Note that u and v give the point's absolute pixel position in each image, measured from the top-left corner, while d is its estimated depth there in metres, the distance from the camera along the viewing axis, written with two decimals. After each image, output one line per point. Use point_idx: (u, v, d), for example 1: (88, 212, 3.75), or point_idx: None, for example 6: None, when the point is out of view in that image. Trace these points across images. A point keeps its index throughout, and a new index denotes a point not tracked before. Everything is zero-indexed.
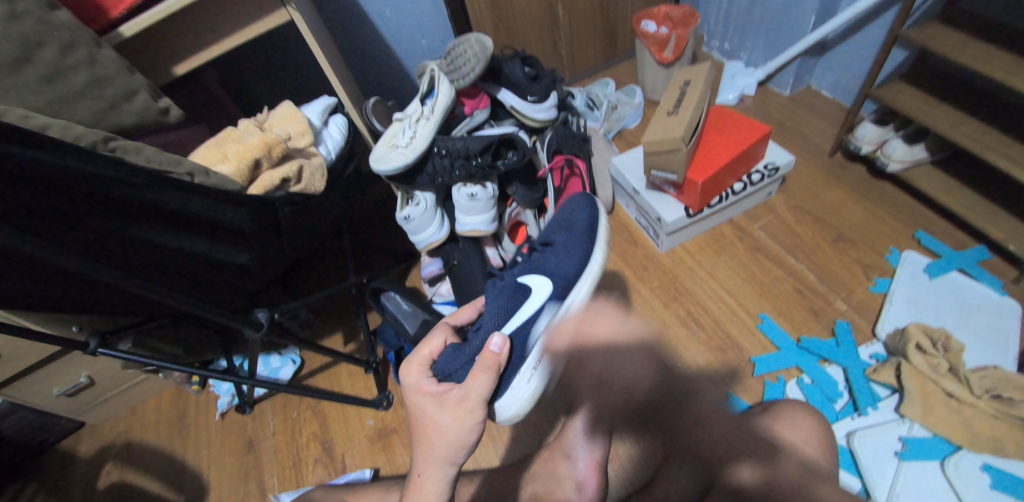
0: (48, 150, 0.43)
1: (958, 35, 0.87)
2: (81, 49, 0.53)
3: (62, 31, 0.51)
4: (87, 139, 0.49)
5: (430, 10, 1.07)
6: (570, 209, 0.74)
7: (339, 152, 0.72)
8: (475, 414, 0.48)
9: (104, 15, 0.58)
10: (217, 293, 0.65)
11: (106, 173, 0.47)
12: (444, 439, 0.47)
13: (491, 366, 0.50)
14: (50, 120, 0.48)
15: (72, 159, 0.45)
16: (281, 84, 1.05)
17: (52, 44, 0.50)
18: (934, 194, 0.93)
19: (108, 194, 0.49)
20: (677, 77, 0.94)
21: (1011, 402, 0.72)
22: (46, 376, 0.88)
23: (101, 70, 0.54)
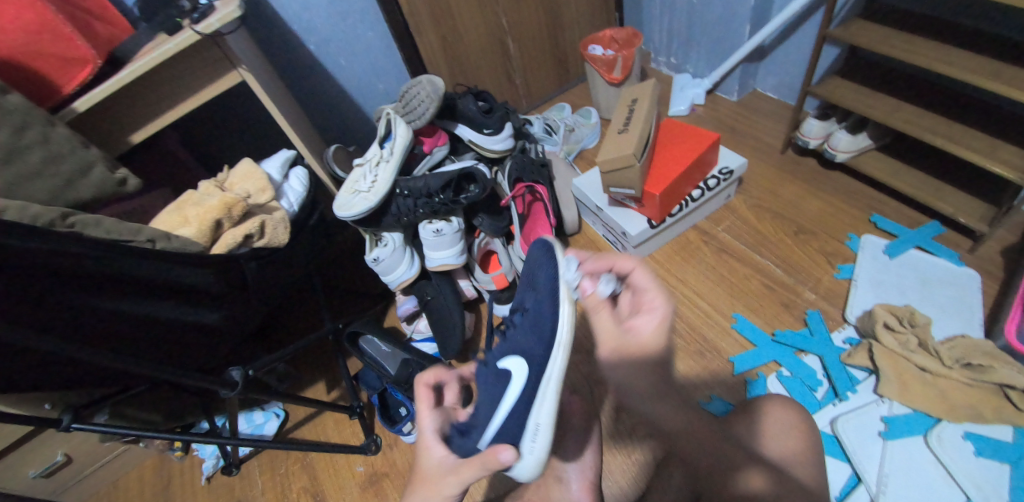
0: (2, 233, 0.44)
1: (880, 30, 0.93)
2: (34, 128, 0.53)
3: (15, 112, 0.51)
4: (44, 218, 0.49)
5: (384, 54, 1.10)
6: (533, 266, 0.61)
7: (301, 204, 0.73)
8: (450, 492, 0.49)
9: (57, 92, 0.59)
10: (188, 356, 0.64)
11: (51, 246, 0.47)
12: (422, 496, 0.50)
13: (485, 470, 0.48)
14: (8, 202, 0.48)
15: (28, 238, 0.45)
16: (244, 139, 1.06)
17: (4, 127, 0.51)
18: (883, 179, 0.97)
19: (58, 266, 0.48)
20: (625, 96, 0.98)
21: (982, 369, 0.74)
22: (20, 460, 0.84)
23: (55, 148, 0.54)
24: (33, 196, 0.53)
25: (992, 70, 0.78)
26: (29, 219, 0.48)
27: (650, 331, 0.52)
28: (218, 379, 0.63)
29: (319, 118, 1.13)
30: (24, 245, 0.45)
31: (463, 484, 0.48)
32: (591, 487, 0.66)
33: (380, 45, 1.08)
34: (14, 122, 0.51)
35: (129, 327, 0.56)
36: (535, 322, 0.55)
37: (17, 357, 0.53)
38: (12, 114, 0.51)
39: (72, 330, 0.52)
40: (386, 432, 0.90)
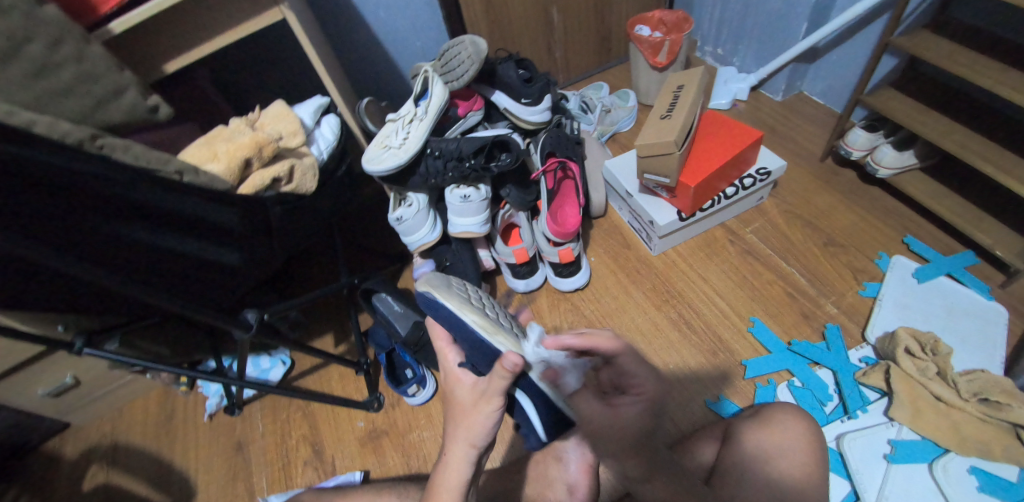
0: (35, 147, 0.43)
1: (946, 43, 0.88)
2: (69, 44, 0.51)
3: (50, 25, 0.50)
4: (73, 136, 0.48)
5: (425, 11, 1.07)
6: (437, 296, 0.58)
7: (331, 152, 0.71)
8: (491, 404, 0.47)
9: (93, 11, 0.57)
10: (206, 294, 0.64)
11: (75, 164, 0.46)
12: (466, 423, 0.49)
13: (506, 375, 0.46)
14: (36, 116, 0.46)
15: (60, 157, 0.45)
16: (274, 83, 1.04)
17: (39, 40, 0.49)
18: (923, 199, 0.94)
19: (80, 187, 0.47)
20: (671, 82, 0.94)
21: (998, 406, 0.72)
22: (30, 377, 0.86)
23: (89, 67, 0.53)
24: (64, 114, 0.52)
25: None
26: (60, 135, 0.47)
27: (633, 415, 0.49)
28: (233, 319, 0.63)
29: (352, 70, 1.10)
30: (48, 161, 0.44)
31: (496, 393, 0.47)
32: (589, 469, 0.66)
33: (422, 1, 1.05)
34: (49, 35, 0.50)
35: (149, 257, 0.56)
36: (454, 328, 0.54)
37: (36, 277, 0.52)
38: (49, 27, 0.49)
39: (93, 254, 0.51)
40: (388, 392, 0.91)
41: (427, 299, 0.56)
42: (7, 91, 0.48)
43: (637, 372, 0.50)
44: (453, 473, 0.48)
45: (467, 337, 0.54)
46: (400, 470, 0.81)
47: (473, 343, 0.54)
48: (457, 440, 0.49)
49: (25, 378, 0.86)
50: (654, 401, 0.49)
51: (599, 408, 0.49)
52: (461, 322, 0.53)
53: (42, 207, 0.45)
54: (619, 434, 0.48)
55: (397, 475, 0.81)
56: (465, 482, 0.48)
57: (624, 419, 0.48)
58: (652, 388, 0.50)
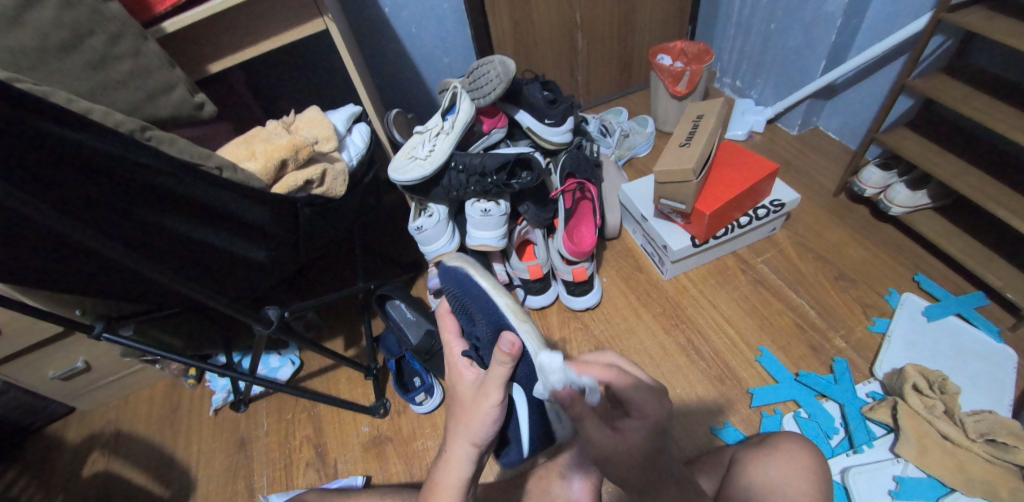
0: (93, 135, 0.46)
1: (961, 87, 0.90)
2: (127, 40, 0.54)
3: (112, 21, 0.53)
4: (125, 126, 0.51)
5: (454, 29, 1.11)
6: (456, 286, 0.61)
7: (360, 159, 0.74)
8: (489, 397, 0.48)
9: (148, 10, 0.60)
10: (230, 287, 0.66)
11: (126, 152, 0.48)
12: (467, 418, 0.49)
13: (506, 359, 0.47)
14: (93, 105, 0.49)
15: (115, 145, 0.48)
16: (305, 90, 1.08)
17: (100, 34, 0.52)
18: (936, 240, 0.94)
19: (124, 174, 0.49)
20: (690, 111, 0.97)
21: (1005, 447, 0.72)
22: (46, 357, 0.88)
23: (143, 63, 0.56)
24: (115, 106, 0.55)
25: None
26: (113, 124, 0.50)
27: (638, 438, 0.43)
28: (254, 314, 0.65)
29: (380, 82, 1.14)
30: (97, 145, 0.46)
31: (496, 382, 0.47)
32: (592, 489, 0.64)
33: (452, 20, 1.09)
34: (109, 31, 0.53)
35: (177, 245, 0.58)
36: (482, 307, 0.57)
37: (75, 260, 0.54)
38: (110, 22, 0.52)
39: (132, 240, 0.54)
40: (395, 398, 0.92)
41: (461, 277, 0.61)
42: (65, 79, 0.51)
43: (636, 400, 0.46)
44: (453, 472, 0.48)
45: (491, 317, 0.56)
46: (402, 477, 0.82)
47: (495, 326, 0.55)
48: (458, 438, 0.49)
49: (40, 358, 0.88)
50: (660, 423, 0.45)
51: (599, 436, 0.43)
52: (493, 304, 0.56)
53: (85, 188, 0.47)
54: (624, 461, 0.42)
55: (398, 483, 0.81)
56: (465, 482, 0.47)
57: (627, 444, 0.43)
58: (653, 410, 0.45)
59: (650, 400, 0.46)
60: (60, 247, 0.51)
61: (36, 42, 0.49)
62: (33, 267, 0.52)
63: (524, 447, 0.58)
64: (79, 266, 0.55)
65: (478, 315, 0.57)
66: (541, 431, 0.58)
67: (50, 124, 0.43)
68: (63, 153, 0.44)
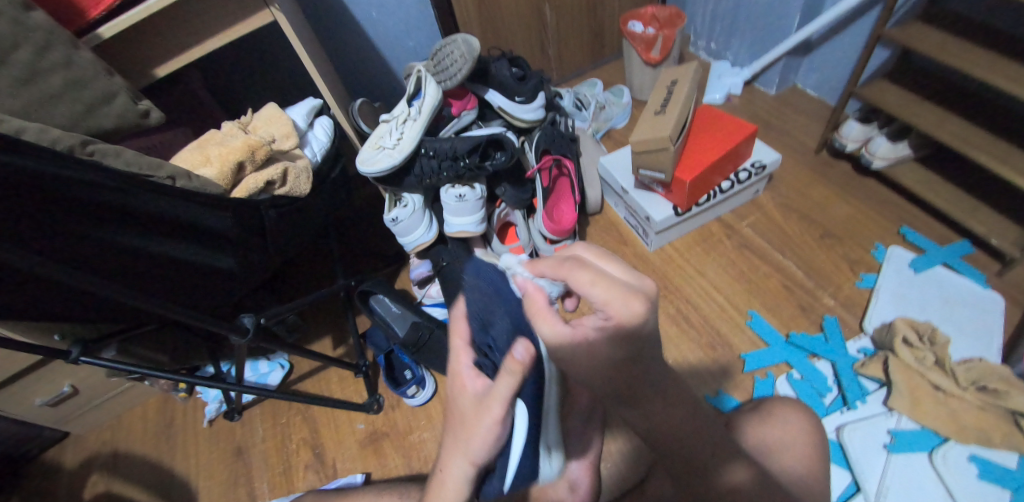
0: (26, 154, 0.42)
1: (938, 34, 0.88)
2: (57, 49, 0.51)
3: (38, 31, 0.49)
4: (64, 143, 0.47)
5: (416, 11, 1.07)
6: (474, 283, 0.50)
7: (325, 154, 0.71)
8: (492, 413, 0.39)
9: (82, 16, 0.57)
10: (202, 298, 0.64)
11: (65, 170, 0.45)
12: (466, 436, 0.41)
13: (516, 369, 0.39)
14: (25, 124, 0.46)
15: (52, 163, 0.44)
16: (267, 87, 1.04)
17: (27, 46, 0.49)
18: (918, 191, 0.94)
19: (62, 192, 0.45)
20: (665, 76, 0.94)
21: (997, 393, 0.72)
22: (28, 386, 0.86)
23: (80, 72, 0.53)
24: (56, 120, 0.52)
25: None
26: (50, 143, 0.47)
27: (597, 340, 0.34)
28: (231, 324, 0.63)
29: (345, 73, 1.10)
30: (31, 165, 0.43)
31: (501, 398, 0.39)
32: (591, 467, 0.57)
33: (413, 2, 1.05)
34: (37, 43, 0.49)
35: (136, 262, 0.55)
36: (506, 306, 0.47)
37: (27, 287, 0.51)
38: (34, 32, 0.49)
39: (82, 259, 0.50)
40: (388, 393, 0.91)
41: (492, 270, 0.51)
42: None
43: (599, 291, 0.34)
44: (449, 493, 0.42)
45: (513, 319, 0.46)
46: (402, 472, 0.81)
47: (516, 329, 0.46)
48: (454, 456, 0.42)
49: (22, 388, 0.86)
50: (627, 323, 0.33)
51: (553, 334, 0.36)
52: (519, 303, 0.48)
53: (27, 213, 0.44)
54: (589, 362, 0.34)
55: (397, 478, 0.80)
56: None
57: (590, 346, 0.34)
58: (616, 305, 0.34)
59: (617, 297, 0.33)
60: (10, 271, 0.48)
61: None
62: None
63: (507, 481, 0.45)
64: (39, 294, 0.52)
65: (498, 315, 0.47)
66: (533, 465, 0.47)
67: None
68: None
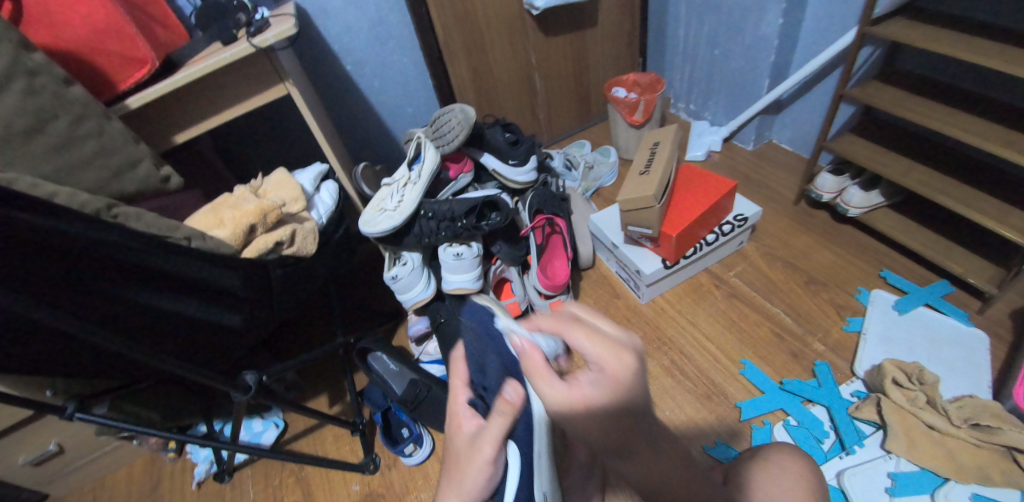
0: (59, 217, 0.46)
1: (896, 92, 0.96)
2: (91, 120, 0.55)
3: (76, 104, 0.54)
4: (90, 206, 0.51)
5: (416, 80, 1.16)
6: (476, 337, 0.53)
7: (330, 216, 0.75)
8: (482, 453, 0.43)
9: (111, 88, 0.62)
10: (208, 357, 0.64)
11: (92, 232, 0.48)
12: (457, 477, 0.44)
13: (506, 410, 0.43)
14: (58, 188, 0.50)
15: (82, 226, 0.48)
16: (273, 151, 1.10)
17: (64, 117, 0.53)
18: (895, 236, 0.98)
19: (88, 252, 0.48)
20: (647, 138, 1.01)
21: (991, 430, 0.72)
22: (14, 444, 0.84)
23: (109, 141, 0.57)
24: (82, 185, 0.55)
25: (1002, 137, 0.80)
26: (78, 205, 0.50)
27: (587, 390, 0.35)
28: (233, 382, 0.64)
29: (348, 138, 1.17)
30: (63, 228, 0.46)
31: (491, 438, 0.42)
32: None
33: (413, 72, 1.14)
34: (73, 114, 0.54)
35: (149, 321, 0.56)
36: (496, 349, 0.49)
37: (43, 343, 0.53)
38: (73, 104, 0.53)
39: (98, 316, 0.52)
40: (385, 452, 0.89)
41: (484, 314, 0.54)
42: (31, 162, 0.52)
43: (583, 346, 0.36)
44: None
45: (503, 360, 0.48)
46: None
47: (506, 373, 0.47)
48: (447, 497, 0.44)
49: (8, 446, 0.84)
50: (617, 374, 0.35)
51: (552, 394, 0.36)
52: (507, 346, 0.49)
53: (50, 274, 0.46)
54: (586, 417, 0.35)
55: None
56: None
57: (588, 402, 0.34)
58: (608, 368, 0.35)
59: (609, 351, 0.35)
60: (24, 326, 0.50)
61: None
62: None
63: None
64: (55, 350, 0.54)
65: (490, 357, 0.50)
66: None
67: (11, 210, 0.42)
68: (22, 238, 0.43)
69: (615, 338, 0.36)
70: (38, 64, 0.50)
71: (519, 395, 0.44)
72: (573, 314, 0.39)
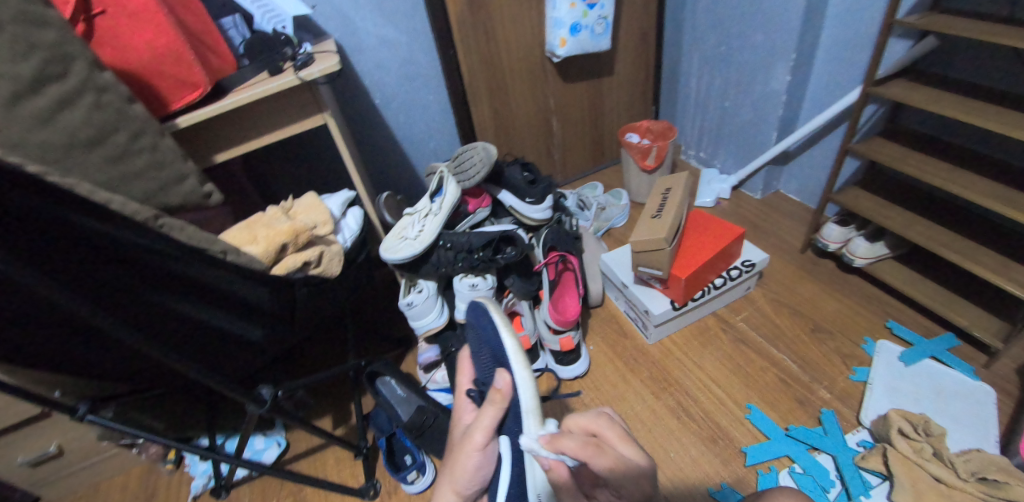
0: (114, 223, 0.50)
1: (899, 148, 1.00)
2: (147, 136, 0.60)
3: (135, 120, 0.58)
4: (140, 214, 0.52)
5: (440, 117, 1.22)
6: (476, 332, 0.59)
7: (354, 240, 0.79)
8: (473, 441, 0.49)
9: (165, 107, 0.67)
10: (227, 367, 0.67)
11: (141, 240, 0.52)
12: (450, 469, 0.51)
13: (496, 401, 0.48)
14: (111, 196, 0.50)
15: (132, 234, 0.51)
16: (299, 177, 1.15)
17: (124, 131, 0.58)
18: (900, 287, 1.00)
19: (134, 257, 0.52)
20: (659, 184, 1.05)
21: (998, 485, 0.72)
22: (19, 442, 0.86)
23: (160, 155, 0.61)
24: (132, 194, 0.60)
25: (1002, 195, 0.83)
26: (128, 213, 0.51)
27: None
28: (248, 394, 0.66)
29: (372, 168, 1.22)
30: (116, 233, 0.50)
31: (483, 428, 0.48)
32: None
33: (437, 109, 1.21)
34: (132, 129, 0.58)
35: (179, 328, 0.59)
36: (488, 341, 0.56)
37: (79, 341, 0.55)
38: (133, 121, 0.58)
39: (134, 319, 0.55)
40: (385, 479, 0.89)
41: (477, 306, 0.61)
42: (87, 172, 0.56)
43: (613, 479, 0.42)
44: None
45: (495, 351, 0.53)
46: None
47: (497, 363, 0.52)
48: (442, 486, 0.51)
49: (13, 443, 0.85)
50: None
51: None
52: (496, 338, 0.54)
53: (82, 265, 0.48)
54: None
55: None
56: None
57: None
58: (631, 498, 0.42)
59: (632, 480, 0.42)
60: (49, 318, 0.51)
61: (64, 138, 0.53)
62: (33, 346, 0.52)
63: None
64: (87, 348, 0.57)
65: (485, 351, 0.56)
66: None
67: (76, 214, 0.46)
68: (80, 240, 0.47)
69: (636, 465, 0.43)
70: (108, 82, 0.55)
71: (508, 386, 0.49)
72: (599, 435, 0.45)
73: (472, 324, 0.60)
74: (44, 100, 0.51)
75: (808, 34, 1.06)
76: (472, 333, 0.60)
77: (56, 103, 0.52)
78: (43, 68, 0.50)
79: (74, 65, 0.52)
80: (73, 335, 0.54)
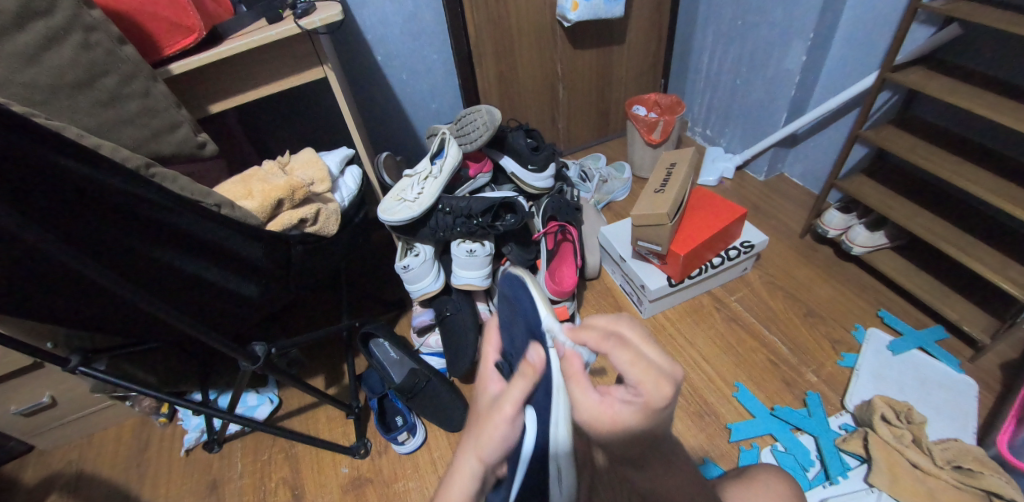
0: (102, 170, 0.47)
1: (911, 138, 0.98)
2: (139, 80, 0.57)
3: (126, 63, 0.56)
4: (132, 162, 0.52)
5: (443, 78, 1.19)
6: (509, 299, 0.51)
7: (352, 200, 0.77)
8: (502, 414, 0.41)
9: (158, 51, 0.64)
10: (221, 322, 0.66)
11: (131, 188, 0.50)
12: (476, 438, 0.43)
13: (528, 373, 0.41)
14: (101, 141, 0.50)
15: (121, 180, 0.49)
16: (296, 134, 1.12)
17: (114, 74, 0.55)
18: (895, 277, 1.00)
19: (125, 206, 0.50)
20: (664, 159, 1.03)
21: (972, 474, 0.73)
22: (10, 391, 0.86)
23: (153, 102, 0.59)
24: (121, 141, 0.57)
25: (1010, 192, 0.82)
26: (119, 159, 0.51)
27: (630, 424, 0.38)
28: (242, 350, 0.66)
29: (371, 128, 1.19)
30: (103, 180, 0.48)
31: (512, 401, 0.40)
32: None
33: (441, 69, 1.17)
34: (123, 73, 0.56)
35: (172, 280, 0.59)
36: (521, 309, 0.47)
37: (69, 292, 0.54)
38: (124, 64, 0.56)
39: (125, 269, 0.54)
40: (376, 438, 0.90)
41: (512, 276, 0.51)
42: (73, 114, 0.53)
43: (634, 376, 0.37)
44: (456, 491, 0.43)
45: (528, 322, 0.44)
46: None
47: (528, 333, 0.45)
48: (466, 453, 0.44)
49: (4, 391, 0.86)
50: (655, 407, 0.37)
51: (585, 404, 0.39)
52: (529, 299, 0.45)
53: (68, 211, 0.47)
54: (613, 433, 0.38)
55: None
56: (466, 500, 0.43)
57: (617, 418, 0.38)
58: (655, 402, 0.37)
59: (653, 381, 0.37)
60: (43, 268, 0.50)
61: (50, 79, 0.50)
62: (21, 294, 0.51)
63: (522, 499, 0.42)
64: (77, 300, 0.56)
65: (517, 320, 0.47)
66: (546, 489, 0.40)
67: (61, 158, 0.44)
68: (67, 186, 0.46)
69: (661, 368, 0.38)
70: (96, 21, 0.52)
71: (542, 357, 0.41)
72: (620, 335, 0.40)
73: (507, 290, 0.52)
74: (29, 37, 0.48)
75: (830, 11, 1.02)
76: (508, 307, 0.51)
77: (42, 39, 0.49)
78: (26, 1, 0.47)
79: (60, 1, 0.49)
80: (62, 286, 0.53)
